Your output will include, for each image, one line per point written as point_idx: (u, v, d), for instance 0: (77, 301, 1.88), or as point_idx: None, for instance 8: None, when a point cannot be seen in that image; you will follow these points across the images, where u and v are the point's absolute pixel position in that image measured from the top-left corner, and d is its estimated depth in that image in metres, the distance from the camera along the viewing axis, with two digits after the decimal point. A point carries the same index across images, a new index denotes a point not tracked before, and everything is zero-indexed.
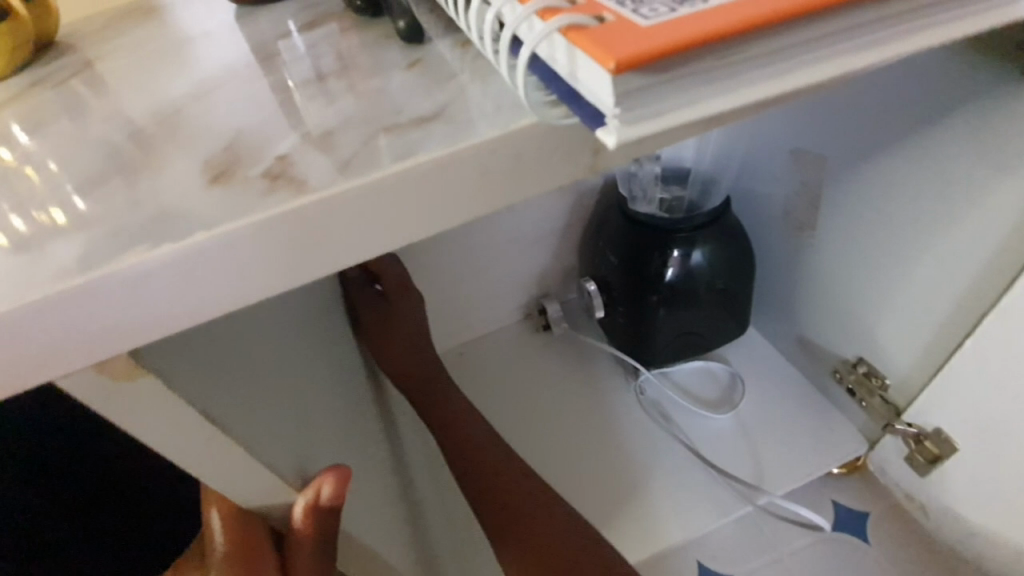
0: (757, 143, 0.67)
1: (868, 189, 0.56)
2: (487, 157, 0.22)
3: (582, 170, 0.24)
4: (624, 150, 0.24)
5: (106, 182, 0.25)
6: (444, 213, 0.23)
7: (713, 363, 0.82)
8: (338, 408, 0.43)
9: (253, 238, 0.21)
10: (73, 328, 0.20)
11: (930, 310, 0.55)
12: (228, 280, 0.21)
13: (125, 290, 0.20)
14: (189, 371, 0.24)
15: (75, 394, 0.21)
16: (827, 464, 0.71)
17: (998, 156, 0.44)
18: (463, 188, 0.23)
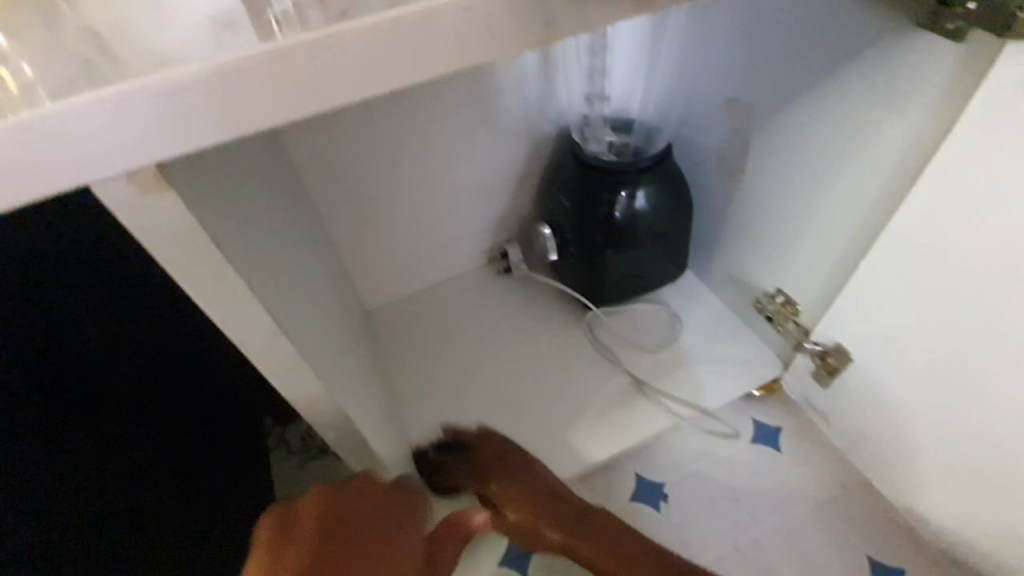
0: (694, 91, 0.74)
1: (789, 131, 0.63)
2: (465, 15, 0.25)
3: (531, 40, 0.27)
4: (568, 24, 0.27)
5: (90, 43, 0.26)
6: (413, 75, 0.26)
7: (654, 303, 0.90)
8: (309, 303, 0.46)
9: (273, 67, 0.23)
10: (111, 135, 0.22)
11: (835, 239, 0.64)
12: (254, 103, 0.24)
13: (162, 100, 0.22)
14: (203, 207, 0.28)
15: (105, 204, 0.24)
16: (748, 385, 0.81)
17: (889, 95, 0.51)
18: (447, 43, 0.25)
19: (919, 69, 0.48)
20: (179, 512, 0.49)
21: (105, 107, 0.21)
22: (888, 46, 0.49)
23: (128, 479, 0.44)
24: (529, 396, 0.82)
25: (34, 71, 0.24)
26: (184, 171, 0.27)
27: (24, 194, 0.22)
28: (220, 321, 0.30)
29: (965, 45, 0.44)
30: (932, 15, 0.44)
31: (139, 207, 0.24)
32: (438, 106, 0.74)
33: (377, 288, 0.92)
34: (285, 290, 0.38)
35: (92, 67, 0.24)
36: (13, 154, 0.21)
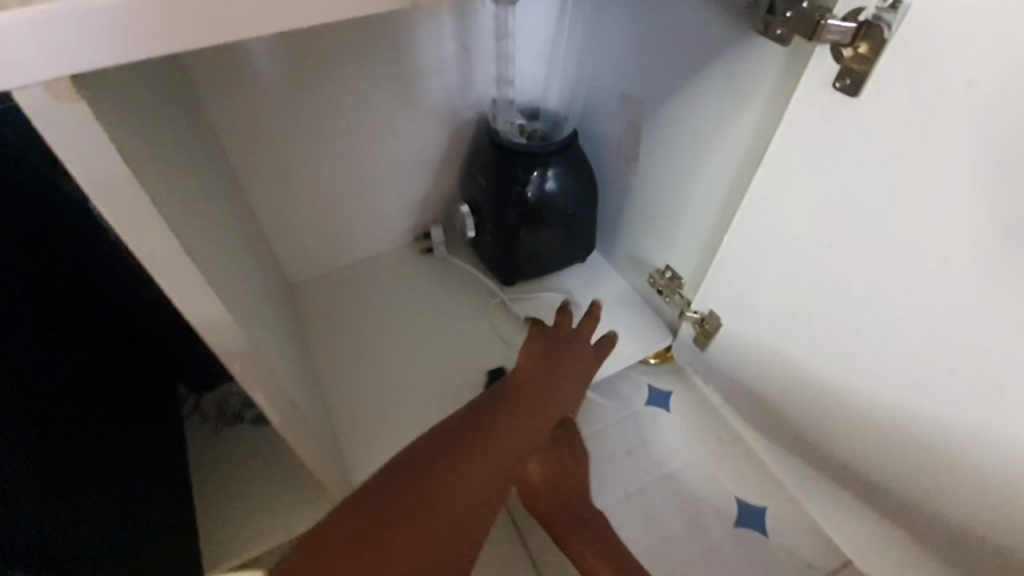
0: (598, 85, 0.83)
1: (671, 121, 0.72)
2: None
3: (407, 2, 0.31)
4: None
5: None
6: (295, 16, 0.29)
7: (566, 281, 0.99)
8: (223, 243, 0.49)
9: (178, 3, 0.27)
10: (29, 50, 0.25)
11: (707, 215, 0.73)
12: (162, 32, 0.27)
13: (76, 23, 0.25)
14: (112, 126, 0.31)
15: (21, 108, 0.27)
16: (644, 351, 0.90)
17: (738, 90, 0.61)
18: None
19: (758, 70, 0.58)
20: (83, 415, 0.52)
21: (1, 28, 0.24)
22: (739, 47, 0.59)
23: (54, 396, 0.49)
24: (444, 361, 0.88)
25: None
26: (93, 89, 0.30)
27: None
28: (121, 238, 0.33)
29: (788, 49, 0.54)
30: (764, 23, 0.54)
31: (45, 116, 0.27)
32: (360, 81, 0.78)
33: (300, 262, 0.95)
34: (200, 226, 0.42)
35: None
36: None
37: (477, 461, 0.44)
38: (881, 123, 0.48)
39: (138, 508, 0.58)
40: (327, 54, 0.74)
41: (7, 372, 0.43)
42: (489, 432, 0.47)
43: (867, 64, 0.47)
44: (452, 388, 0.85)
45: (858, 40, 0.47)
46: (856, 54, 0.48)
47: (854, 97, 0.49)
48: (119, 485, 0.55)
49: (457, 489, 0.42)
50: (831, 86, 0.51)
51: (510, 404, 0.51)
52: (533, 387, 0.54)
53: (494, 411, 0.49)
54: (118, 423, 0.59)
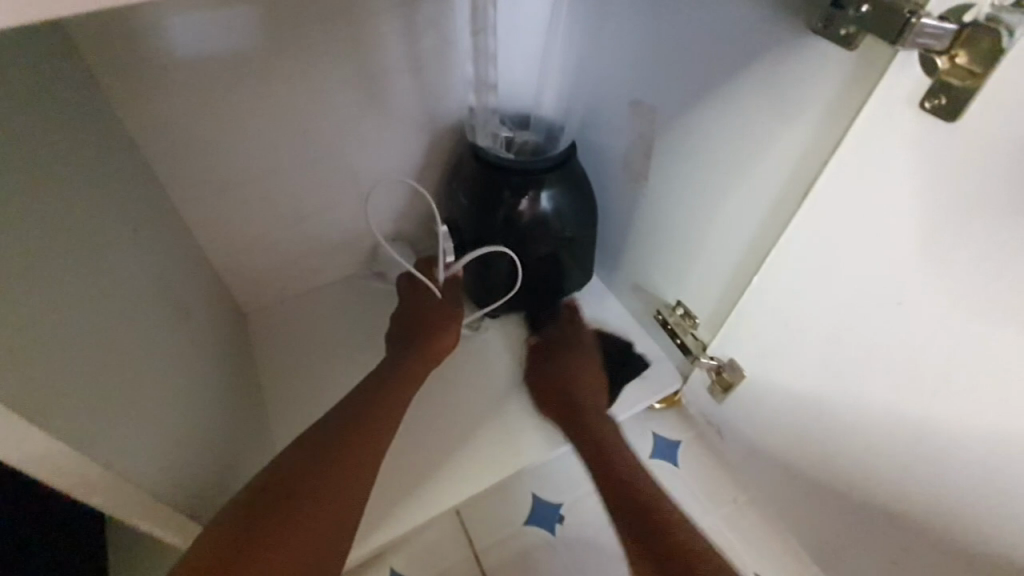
0: (602, 90, 0.70)
1: (691, 137, 0.60)
2: None
3: None
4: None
5: None
6: None
7: (559, 312, 0.86)
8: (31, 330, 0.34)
9: None
10: None
11: (732, 250, 0.61)
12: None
13: None
14: None
15: None
16: (649, 398, 0.78)
17: (781, 104, 0.49)
18: None
19: (808, 81, 0.46)
20: None
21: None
22: (786, 50, 0.47)
23: None
24: (418, 409, 0.76)
25: None
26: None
27: None
28: None
29: (855, 54, 0.42)
30: (824, 20, 0.42)
31: None
32: (316, 81, 0.65)
33: (253, 288, 0.81)
34: None
35: None
36: None
37: (318, 491, 0.52)
38: (988, 156, 0.36)
39: None
40: (273, 49, 0.60)
41: None
42: (329, 474, 0.54)
43: (971, 79, 0.35)
44: (426, 443, 0.73)
45: (955, 46, 0.34)
46: (953, 65, 0.35)
47: (950, 122, 0.37)
48: None
49: (310, 528, 0.50)
50: (918, 105, 0.39)
51: (349, 444, 0.57)
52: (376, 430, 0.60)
53: (338, 453, 0.56)
54: None
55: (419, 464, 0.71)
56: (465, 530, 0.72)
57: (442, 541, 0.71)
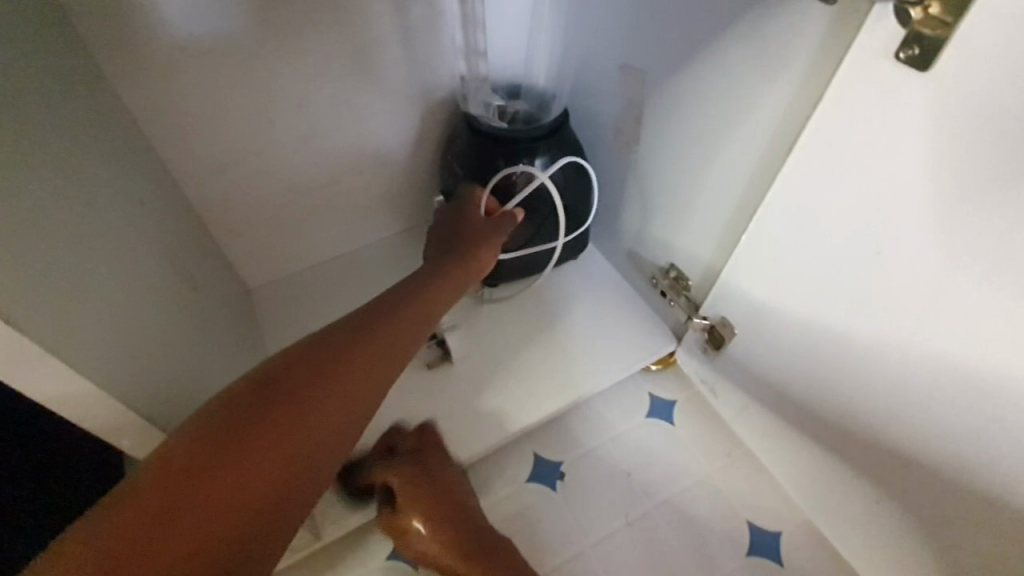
0: (592, 57, 0.71)
1: (678, 99, 0.62)
2: None
3: None
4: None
5: None
6: None
7: (555, 279, 0.88)
8: (45, 291, 0.36)
9: None
10: None
11: (722, 210, 0.63)
12: None
13: None
14: None
15: None
16: (645, 360, 0.80)
17: (762, 63, 0.51)
18: None
19: (789, 37, 0.47)
20: None
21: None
22: (766, 8, 0.48)
23: None
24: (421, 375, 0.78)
25: None
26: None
27: None
28: None
29: (835, 9, 0.43)
30: None
31: None
32: (313, 54, 0.66)
33: (258, 263, 0.84)
34: None
35: None
36: None
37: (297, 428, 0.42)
38: (955, 104, 0.38)
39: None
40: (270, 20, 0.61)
41: None
42: (311, 392, 0.44)
43: (942, 29, 0.36)
44: (430, 406, 0.76)
45: None
46: (924, 16, 0.36)
47: (923, 72, 0.38)
48: None
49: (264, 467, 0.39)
50: (893, 57, 0.40)
51: (343, 359, 0.46)
52: (379, 364, 0.48)
53: (331, 367, 0.46)
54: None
55: (423, 427, 0.74)
56: None
57: None
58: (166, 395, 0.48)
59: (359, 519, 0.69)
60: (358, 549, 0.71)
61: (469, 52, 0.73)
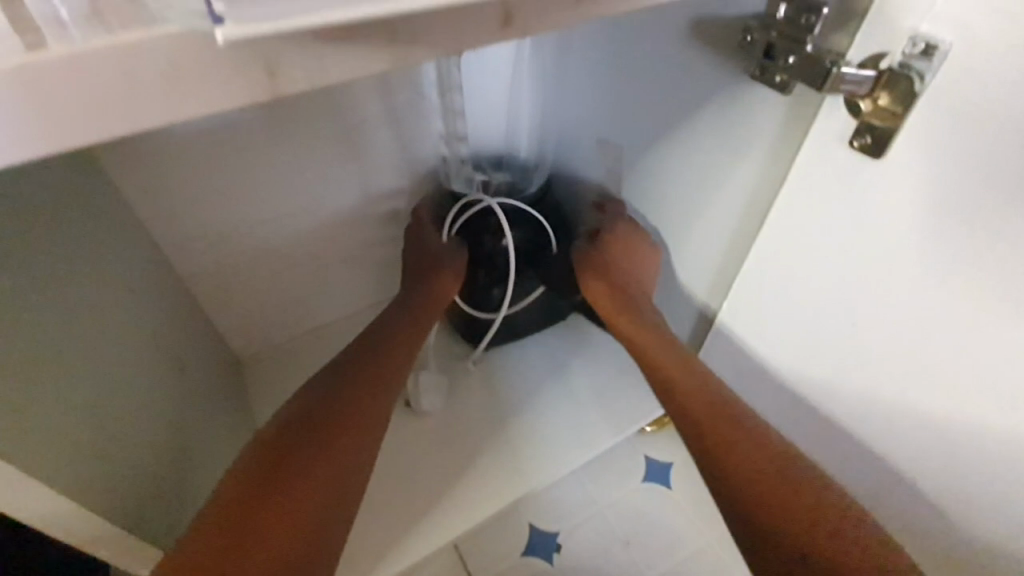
0: (571, 130, 0.74)
1: (656, 171, 0.64)
2: (139, 58, 0.20)
3: (258, 92, 0.22)
4: (301, 66, 0.22)
5: None
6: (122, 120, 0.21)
7: (544, 341, 0.89)
8: (32, 401, 0.36)
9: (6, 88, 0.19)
10: None
11: (707, 270, 0.65)
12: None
13: None
14: None
15: None
16: (638, 421, 0.80)
17: (731, 142, 0.53)
18: (123, 89, 0.20)
19: (753, 119, 0.50)
20: None
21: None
22: (730, 92, 0.50)
23: None
24: (413, 446, 0.78)
25: None
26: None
27: None
28: None
29: (791, 98, 0.46)
30: (759, 69, 0.45)
31: None
32: (305, 139, 0.69)
33: (251, 334, 0.84)
34: None
35: None
36: None
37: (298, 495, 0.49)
38: (911, 188, 0.39)
39: None
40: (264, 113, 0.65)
41: None
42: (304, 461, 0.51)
43: (892, 120, 0.38)
44: (422, 479, 0.74)
45: (878, 88, 0.38)
46: (875, 107, 0.39)
47: (877, 157, 0.41)
48: None
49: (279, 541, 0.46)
50: (848, 143, 0.42)
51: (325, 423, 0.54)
52: (366, 422, 0.57)
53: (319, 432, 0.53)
54: None
55: (416, 502, 0.73)
56: (465, 566, 0.73)
57: None
58: (147, 491, 0.47)
59: None
60: None
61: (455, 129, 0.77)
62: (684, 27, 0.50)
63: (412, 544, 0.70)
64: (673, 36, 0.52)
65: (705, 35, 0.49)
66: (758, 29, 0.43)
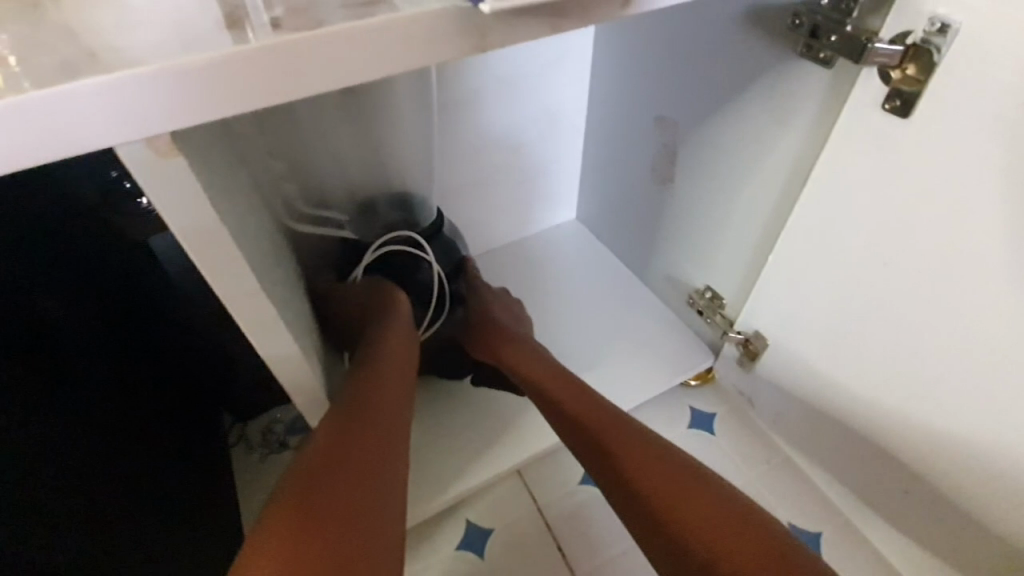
0: (630, 107, 0.83)
1: (709, 142, 0.73)
2: (412, 24, 0.29)
3: (467, 49, 0.31)
4: (503, 34, 0.31)
5: (65, 35, 0.28)
6: (380, 68, 0.30)
7: (599, 302, 0.97)
8: (285, 284, 0.49)
9: (270, 55, 0.27)
10: (140, 101, 0.26)
11: (750, 234, 0.73)
12: (223, 94, 0.28)
13: (169, 84, 0.26)
14: (200, 155, 0.35)
15: (127, 163, 0.28)
16: (684, 373, 0.88)
17: (781, 112, 0.61)
18: (397, 45, 0.29)
19: (801, 90, 0.58)
20: (131, 481, 0.55)
21: (238, 60, 0.27)
22: (785, 67, 0.58)
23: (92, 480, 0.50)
24: (481, 388, 0.89)
25: (63, 48, 0.27)
26: (186, 143, 0.32)
27: (109, 118, 0.26)
28: (213, 275, 0.35)
29: (833, 71, 0.54)
30: (806, 46, 0.54)
31: (161, 162, 0.29)
32: (317, 149, 0.69)
33: None
34: (258, 247, 0.44)
35: (91, 61, 0.26)
36: (142, 93, 0.26)
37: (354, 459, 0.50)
38: (946, 145, 0.47)
39: (179, 511, 0.62)
40: (274, 121, 0.65)
41: (57, 466, 0.45)
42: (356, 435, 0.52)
43: (917, 85, 0.47)
44: (490, 414, 0.86)
45: (906, 61, 0.47)
46: (904, 76, 0.48)
47: (905, 118, 0.49)
48: (155, 520, 0.58)
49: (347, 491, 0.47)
50: (881, 107, 0.51)
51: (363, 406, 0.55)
52: (392, 406, 0.58)
53: (359, 412, 0.54)
54: (153, 456, 0.60)
55: (487, 431, 0.84)
56: (529, 493, 0.84)
57: (509, 500, 0.83)
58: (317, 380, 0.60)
59: (435, 508, 0.78)
60: (431, 541, 0.80)
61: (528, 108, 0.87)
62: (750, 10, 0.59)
63: (484, 468, 0.81)
64: (733, 22, 0.61)
65: (767, 17, 0.57)
66: (806, 13, 0.52)
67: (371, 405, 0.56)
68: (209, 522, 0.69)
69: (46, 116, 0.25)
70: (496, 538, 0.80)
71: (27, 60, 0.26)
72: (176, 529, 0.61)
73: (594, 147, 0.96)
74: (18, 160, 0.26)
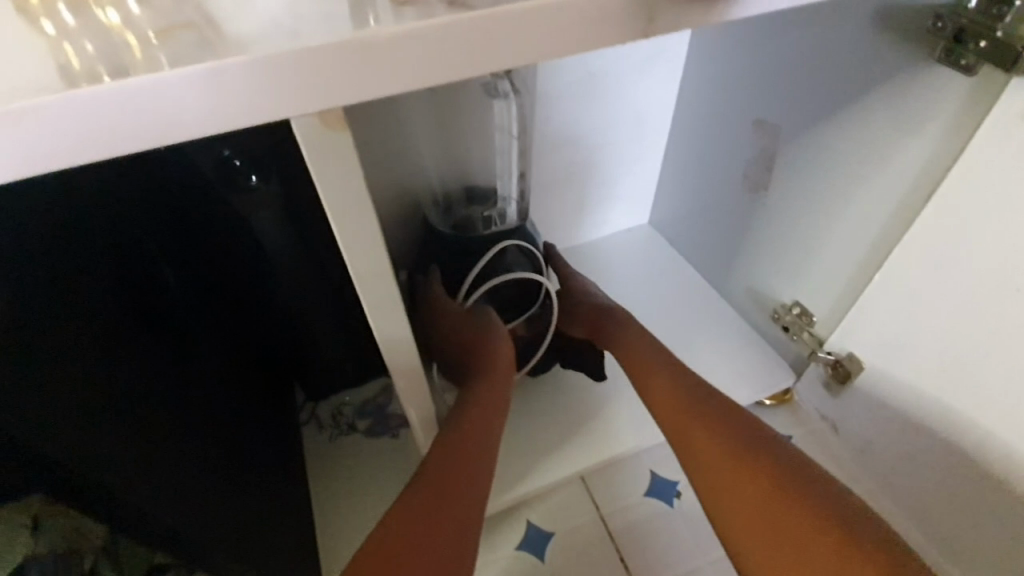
0: (726, 110, 0.81)
1: (814, 150, 0.69)
2: (585, 6, 0.29)
3: (630, 34, 0.31)
4: (668, 19, 0.31)
5: (246, 9, 0.30)
6: (545, 51, 0.30)
7: (672, 310, 0.95)
8: None
9: (444, 34, 0.27)
10: (312, 76, 0.27)
11: (854, 250, 0.69)
12: (394, 71, 0.28)
13: (342, 60, 0.27)
14: None
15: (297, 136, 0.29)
16: (763, 391, 0.84)
17: (908, 120, 0.58)
18: (568, 27, 0.29)
19: (935, 99, 0.55)
20: (227, 467, 0.55)
21: (413, 38, 0.27)
22: (916, 74, 0.55)
23: (197, 460, 0.50)
24: (550, 388, 0.88)
25: (249, 21, 0.28)
26: None
27: (279, 92, 0.27)
28: (349, 251, 0.36)
29: (975, 79, 0.51)
30: (945, 51, 0.51)
31: (326, 135, 0.30)
32: None
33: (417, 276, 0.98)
34: None
35: (276, 33, 0.27)
36: (316, 67, 0.26)
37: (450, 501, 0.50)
38: None
39: (266, 495, 0.63)
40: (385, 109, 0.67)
41: (160, 452, 0.45)
42: (457, 473, 0.52)
43: None
44: (560, 415, 0.85)
45: None
46: None
47: None
48: (248, 505, 0.57)
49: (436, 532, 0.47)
50: None
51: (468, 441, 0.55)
52: (493, 442, 0.57)
53: (464, 449, 0.54)
54: (242, 441, 0.60)
55: (555, 432, 0.83)
56: (593, 499, 0.82)
57: (571, 504, 0.82)
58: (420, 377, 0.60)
59: (498, 507, 0.78)
60: (491, 537, 0.79)
61: (616, 108, 0.86)
62: (882, 11, 0.56)
63: (549, 470, 0.80)
64: (858, 25, 0.58)
65: (901, 20, 0.54)
66: (949, 16, 0.49)
67: (471, 438, 0.55)
68: (292, 517, 0.69)
69: (238, 85, 0.26)
70: (557, 542, 0.79)
71: (216, 35, 0.28)
72: (265, 516, 0.61)
73: (677, 150, 0.94)
74: (204, 126, 0.27)
